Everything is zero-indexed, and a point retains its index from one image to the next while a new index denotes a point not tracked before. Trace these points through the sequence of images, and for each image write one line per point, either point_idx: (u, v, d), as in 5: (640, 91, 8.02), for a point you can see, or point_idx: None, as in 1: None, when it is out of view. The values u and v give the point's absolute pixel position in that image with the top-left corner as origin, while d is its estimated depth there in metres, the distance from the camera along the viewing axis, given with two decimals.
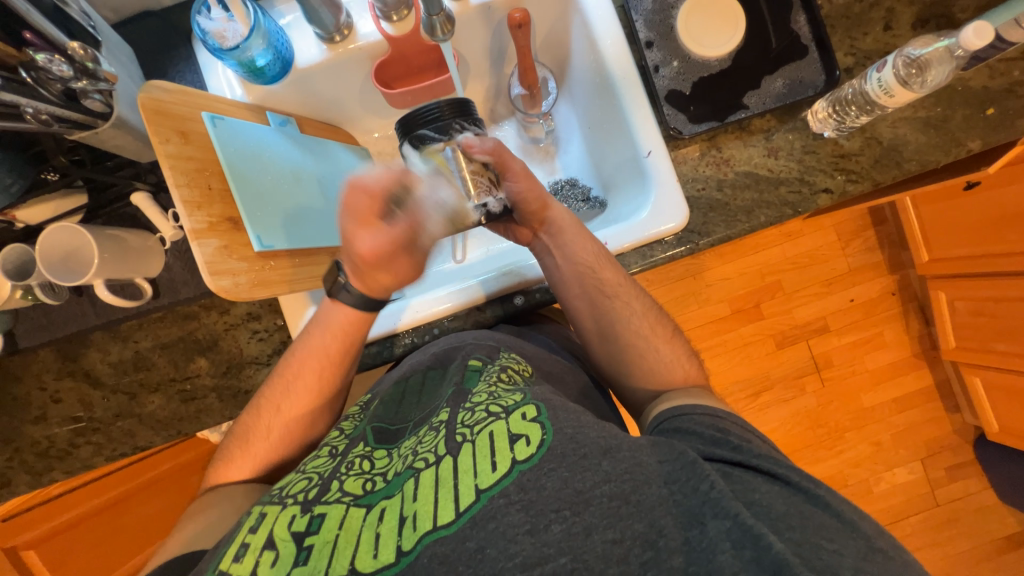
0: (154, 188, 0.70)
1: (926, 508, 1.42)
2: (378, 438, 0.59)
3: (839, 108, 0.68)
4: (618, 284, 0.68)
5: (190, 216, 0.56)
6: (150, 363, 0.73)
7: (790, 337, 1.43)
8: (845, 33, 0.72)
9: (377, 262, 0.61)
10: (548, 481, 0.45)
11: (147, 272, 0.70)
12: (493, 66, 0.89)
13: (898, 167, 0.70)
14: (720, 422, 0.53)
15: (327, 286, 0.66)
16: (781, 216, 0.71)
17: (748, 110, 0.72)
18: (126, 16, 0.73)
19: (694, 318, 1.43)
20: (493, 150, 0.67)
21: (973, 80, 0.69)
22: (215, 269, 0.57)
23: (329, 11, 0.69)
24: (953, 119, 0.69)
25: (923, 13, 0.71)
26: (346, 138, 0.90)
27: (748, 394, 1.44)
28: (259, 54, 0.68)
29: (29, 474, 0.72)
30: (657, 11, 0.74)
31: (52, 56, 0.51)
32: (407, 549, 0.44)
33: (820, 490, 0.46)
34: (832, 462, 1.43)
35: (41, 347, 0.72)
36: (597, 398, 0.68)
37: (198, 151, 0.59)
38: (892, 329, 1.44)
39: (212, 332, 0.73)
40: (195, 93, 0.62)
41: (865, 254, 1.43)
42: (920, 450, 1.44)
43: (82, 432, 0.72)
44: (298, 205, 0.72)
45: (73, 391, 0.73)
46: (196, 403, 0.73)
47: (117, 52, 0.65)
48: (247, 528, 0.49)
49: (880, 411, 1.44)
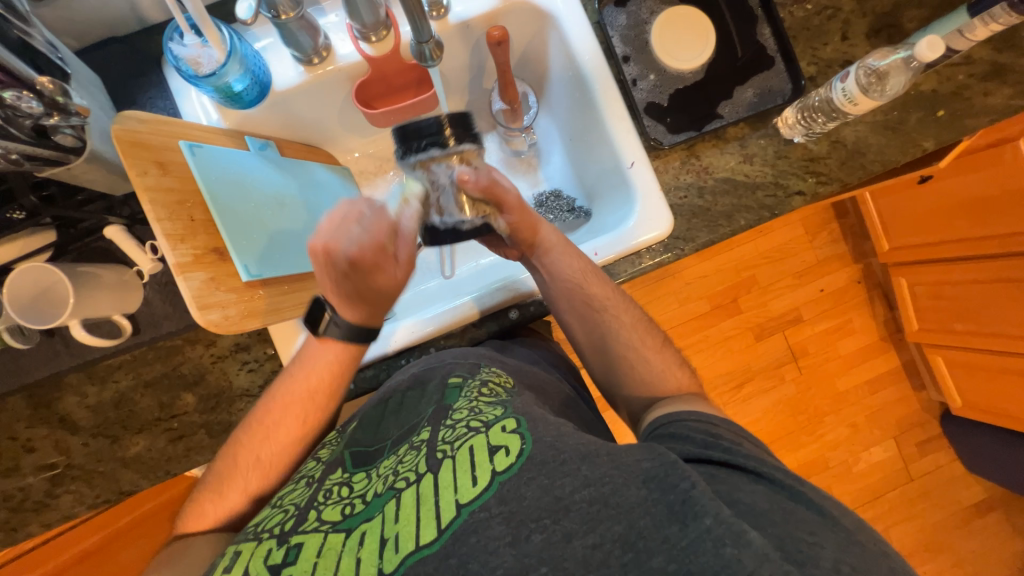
0: (128, 221, 0.67)
1: (901, 483, 1.50)
2: (356, 461, 0.58)
3: (807, 114, 0.72)
4: (604, 297, 0.70)
5: (174, 249, 0.54)
6: (132, 404, 0.70)
7: (768, 328, 1.49)
8: (807, 43, 0.77)
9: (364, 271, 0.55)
10: (527, 491, 0.46)
11: (127, 308, 0.67)
12: (472, 82, 0.89)
13: (863, 169, 0.74)
14: (713, 427, 0.54)
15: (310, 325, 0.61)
16: (760, 219, 0.74)
17: (723, 119, 0.75)
18: (90, 43, 0.71)
19: (675, 316, 1.47)
20: (488, 185, 0.63)
21: (924, 85, 0.74)
22: (202, 303, 0.55)
23: (307, 35, 0.69)
24: (908, 122, 0.74)
25: (877, 23, 0.76)
26: (327, 158, 0.89)
27: (731, 386, 1.48)
28: (236, 79, 0.67)
29: (2, 531, 0.68)
30: (631, 26, 0.77)
31: (20, 93, 0.49)
32: (387, 572, 0.43)
33: (802, 487, 0.48)
34: (813, 447, 1.50)
35: (10, 395, 0.68)
36: (581, 408, 0.69)
37: (176, 182, 0.57)
38: (860, 316, 1.52)
39: (199, 367, 0.71)
40: (171, 121, 0.60)
41: (832, 246, 1.50)
42: (892, 429, 1.51)
43: (60, 480, 0.68)
44: (282, 231, 0.70)
45: (48, 439, 0.68)
46: (185, 441, 0.70)
47: (86, 81, 0.63)
48: (221, 569, 0.49)
49: (855, 394, 1.51)
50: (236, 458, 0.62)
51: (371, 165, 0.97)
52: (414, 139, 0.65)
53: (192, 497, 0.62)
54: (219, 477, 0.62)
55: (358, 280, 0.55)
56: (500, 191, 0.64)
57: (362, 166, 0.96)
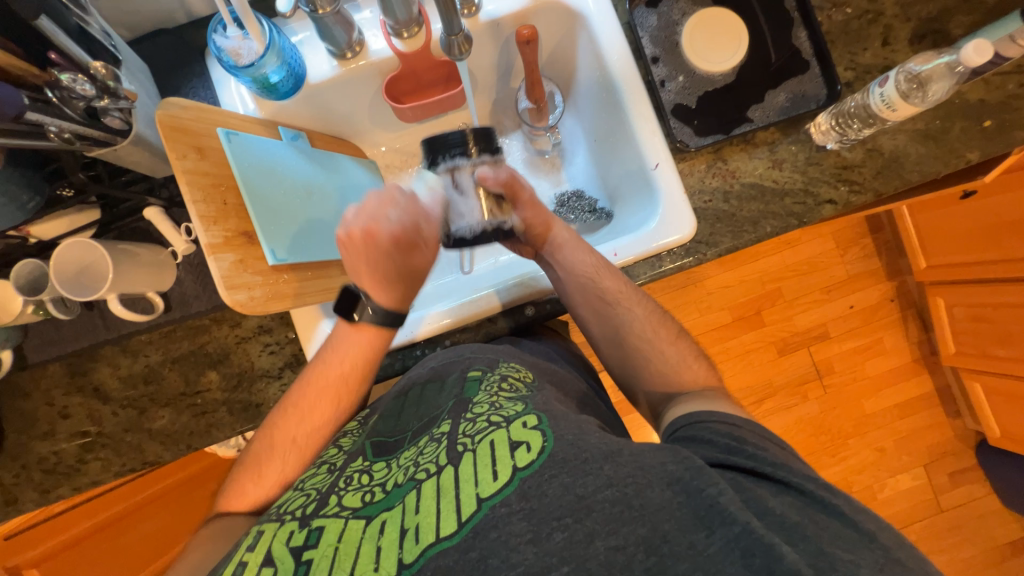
0: (166, 203, 0.71)
1: (931, 514, 1.42)
2: (376, 450, 0.59)
3: (842, 120, 0.70)
4: (618, 293, 0.69)
5: (206, 230, 0.57)
6: (160, 377, 0.73)
7: (793, 344, 1.44)
8: (845, 48, 0.74)
9: (399, 247, 0.59)
10: (549, 488, 0.46)
11: (159, 286, 0.70)
12: (500, 81, 0.90)
13: (900, 179, 0.72)
14: (737, 431, 0.53)
15: (343, 310, 0.64)
16: (787, 226, 0.72)
17: (754, 123, 0.73)
18: (140, 34, 0.75)
19: (695, 326, 1.44)
20: (507, 181, 0.66)
21: (970, 94, 0.71)
22: (231, 283, 0.57)
23: (342, 29, 0.70)
24: (952, 131, 0.71)
25: (921, 29, 0.73)
26: (355, 151, 0.91)
27: (750, 401, 1.44)
28: (273, 71, 0.69)
29: (37, 491, 0.72)
30: (661, 27, 0.76)
31: (76, 76, 0.52)
32: (408, 563, 0.44)
33: (831, 498, 0.46)
34: (836, 469, 1.44)
35: (51, 362, 0.72)
36: (599, 408, 0.68)
37: (213, 167, 0.60)
38: (891, 335, 1.45)
39: (224, 346, 0.73)
40: (211, 110, 0.62)
41: (865, 261, 1.44)
42: (923, 456, 1.44)
43: (91, 447, 0.72)
44: (310, 218, 0.72)
45: (82, 406, 0.72)
46: (206, 417, 0.73)
47: (135, 69, 0.66)
48: (244, 547, 0.50)
49: (882, 417, 1.45)
50: (270, 437, 0.64)
51: (397, 160, 0.99)
52: (439, 150, 0.65)
53: (229, 483, 0.64)
54: (258, 456, 0.64)
55: (391, 256, 0.59)
56: (519, 188, 0.68)
57: (388, 160, 0.98)
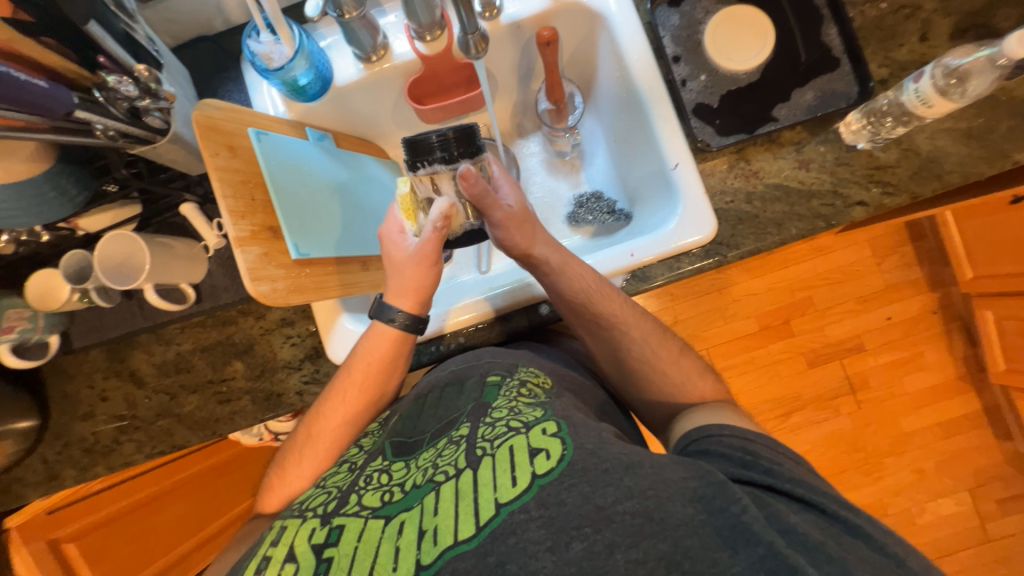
0: (202, 199, 0.75)
1: (976, 543, 1.33)
2: (396, 450, 0.60)
3: (873, 119, 0.68)
4: (615, 313, 0.67)
5: (235, 225, 0.59)
6: (190, 365, 0.77)
7: (823, 355, 1.38)
8: (879, 45, 0.71)
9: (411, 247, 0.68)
10: (568, 496, 0.45)
11: (192, 277, 0.74)
12: (520, 83, 0.92)
13: (940, 180, 0.68)
14: (749, 444, 0.51)
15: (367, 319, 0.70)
16: (815, 229, 0.70)
17: (778, 122, 0.71)
18: (183, 41, 0.80)
19: (718, 334, 1.40)
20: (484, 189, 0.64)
21: (1018, 91, 0.67)
22: (256, 275, 0.59)
23: (368, 34, 0.73)
24: (997, 130, 0.67)
25: (963, 23, 0.70)
26: (379, 153, 0.94)
27: (776, 414, 1.39)
28: (302, 74, 0.72)
29: (76, 469, 0.76)
30: (684, 26, 0.75)
31: (121, 78, 0.56)
32: (426, 563, 0.44)
33: (859, 520, 0.44)
34: (871, 490, 1.36)
35: (92, 348, 0.76)
36: (617, 417, 0.67)
37: (243, 165, 0.62)
38: (933, 349, 1.37)
39: (249, 337, 0.77)
40: (244, 110, 0.65)
41: (903, 270, 1.37)
42: (967, 481, 1.35)
43: (126, 429, 0.76)
44: (332, 215, 0.74)
45: (119, 390, 0.77)
46: (230, 404, 0.76)
47: (177, 73, 0.71)
48: (268, 541, 0.52)
49: (922, 437, 1.36)
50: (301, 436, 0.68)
51: None
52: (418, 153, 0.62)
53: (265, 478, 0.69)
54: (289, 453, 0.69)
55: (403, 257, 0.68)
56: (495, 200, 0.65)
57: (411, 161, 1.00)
